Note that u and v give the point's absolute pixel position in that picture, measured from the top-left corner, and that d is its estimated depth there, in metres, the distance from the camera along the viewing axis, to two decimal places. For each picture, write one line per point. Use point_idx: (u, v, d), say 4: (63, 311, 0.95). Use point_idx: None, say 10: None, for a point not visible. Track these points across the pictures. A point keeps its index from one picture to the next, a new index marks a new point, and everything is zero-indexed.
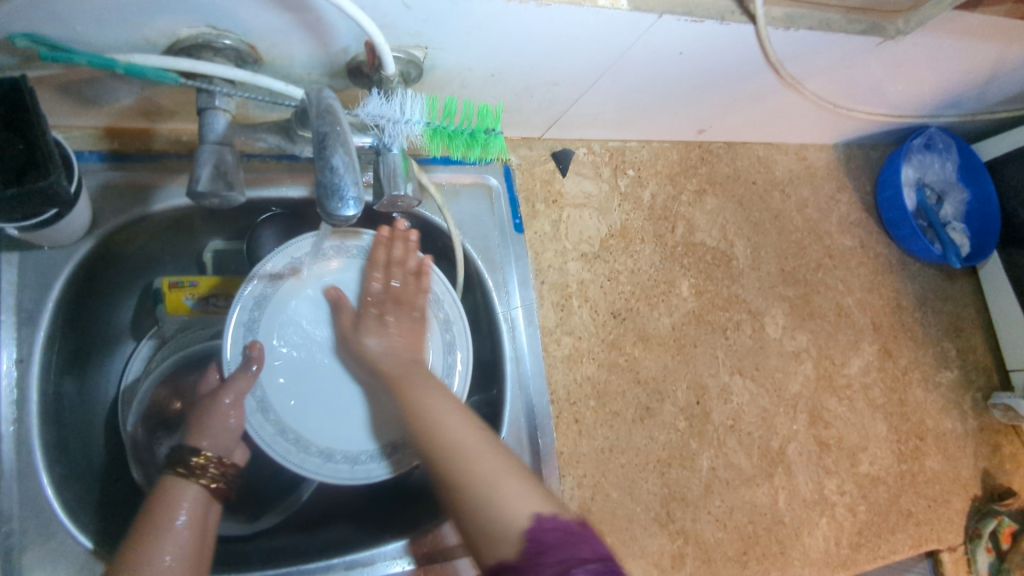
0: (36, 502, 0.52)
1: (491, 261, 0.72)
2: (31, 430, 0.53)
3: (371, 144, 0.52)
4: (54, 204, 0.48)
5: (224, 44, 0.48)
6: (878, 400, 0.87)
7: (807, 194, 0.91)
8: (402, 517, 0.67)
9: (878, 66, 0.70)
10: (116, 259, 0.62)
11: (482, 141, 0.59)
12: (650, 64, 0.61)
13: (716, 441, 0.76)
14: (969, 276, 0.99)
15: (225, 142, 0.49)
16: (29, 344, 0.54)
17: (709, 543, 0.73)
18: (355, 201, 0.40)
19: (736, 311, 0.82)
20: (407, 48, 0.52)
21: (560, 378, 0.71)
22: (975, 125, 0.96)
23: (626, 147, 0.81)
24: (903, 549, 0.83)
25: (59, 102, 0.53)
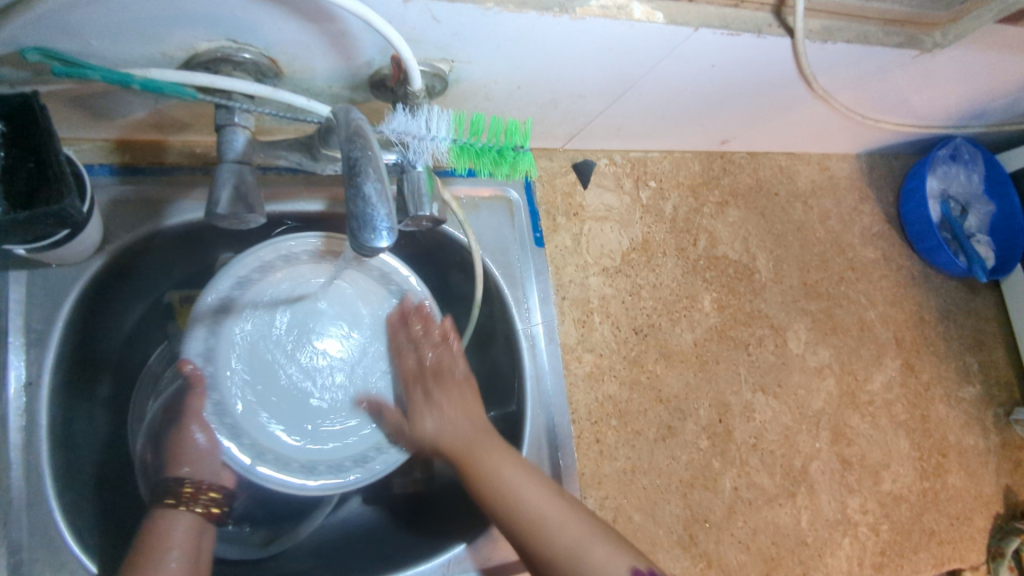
0: (46, 531, 0.50)
1: (511, 276, 0.70)
2: (41, 456, 0.51)
3: (395, 161, 0.51)
4: (66, 224, 0.46)
5: (244, 58, 0.46)
6: (900, 416, 0.86)
7: (829, 205, 0.90)
8: (421, 539, 0.65)
9: (912, 78, 0.68)
10: (127, 275, 0.60)
11: (511, 159, 0.56)
12: (681, 76, 0.59)
13: (739, 461, 0.75)
14: (991, 288, 0.97)
15: (245, 160, 0.47)
16: (39, 367, 0.52)
17: (732, 565, 0.71)
18: (388, 232, 0.37)
19: (759, 326, 0.80)
20: (434, 61, 0.50)
21: (581, 397, 0.70)
22: (1000, 135, 0.94)
23: (647, 158, 0.79)
24: (925, 568, 0.82)
25: (71, 115, 0.51)
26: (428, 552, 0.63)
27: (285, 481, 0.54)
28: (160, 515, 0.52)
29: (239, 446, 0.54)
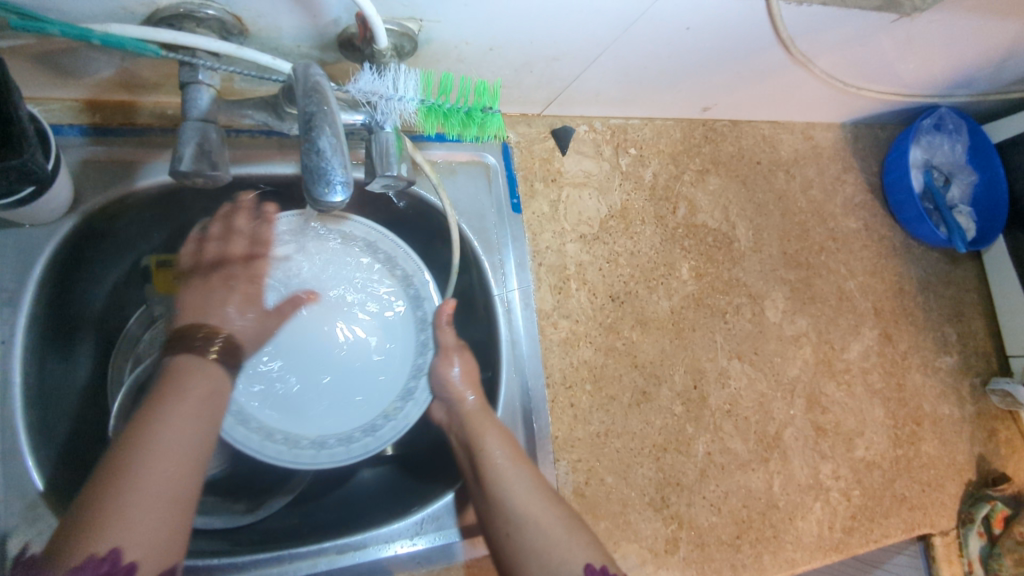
0: (21, 485, 0.51)
1: (488, 242, 0.70)
2: (15, 412, 0.52)
3: (362, 121, 0.50)
4: (31, 181, 0.46)
5: (207, 14, 0.45)
6: (876, 385, 0.87)
7: (812, 174, 0.89)
8: (396, 501, 0.66)
9: (892, 43, 0.68)
10: (102, 237, 0.60)
11: (479, 119, 0.57)
12: (655, 39, 0.59)
13: (713, 426, 0.76)
14: (973, 259, 0.97)
15: (210, 119, 0.47)
16: (11, 326, 0.52)
17: (702, 526, 0.72)
18: (343, 186, 0.38)
19: (736, 294, 0.81)
20: (401, 19, 0.49)
21: (556, 361, 0.70)
22: (986, 106, 0.94)
23: (628, 124, 0.79)
24: (896, 532, 0.83)
25: (35, 71, 0.50)
26: (401, 513, 0.64)
27: (300, 459, 0.56)
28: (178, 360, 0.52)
29: (247, 431, 0.55)
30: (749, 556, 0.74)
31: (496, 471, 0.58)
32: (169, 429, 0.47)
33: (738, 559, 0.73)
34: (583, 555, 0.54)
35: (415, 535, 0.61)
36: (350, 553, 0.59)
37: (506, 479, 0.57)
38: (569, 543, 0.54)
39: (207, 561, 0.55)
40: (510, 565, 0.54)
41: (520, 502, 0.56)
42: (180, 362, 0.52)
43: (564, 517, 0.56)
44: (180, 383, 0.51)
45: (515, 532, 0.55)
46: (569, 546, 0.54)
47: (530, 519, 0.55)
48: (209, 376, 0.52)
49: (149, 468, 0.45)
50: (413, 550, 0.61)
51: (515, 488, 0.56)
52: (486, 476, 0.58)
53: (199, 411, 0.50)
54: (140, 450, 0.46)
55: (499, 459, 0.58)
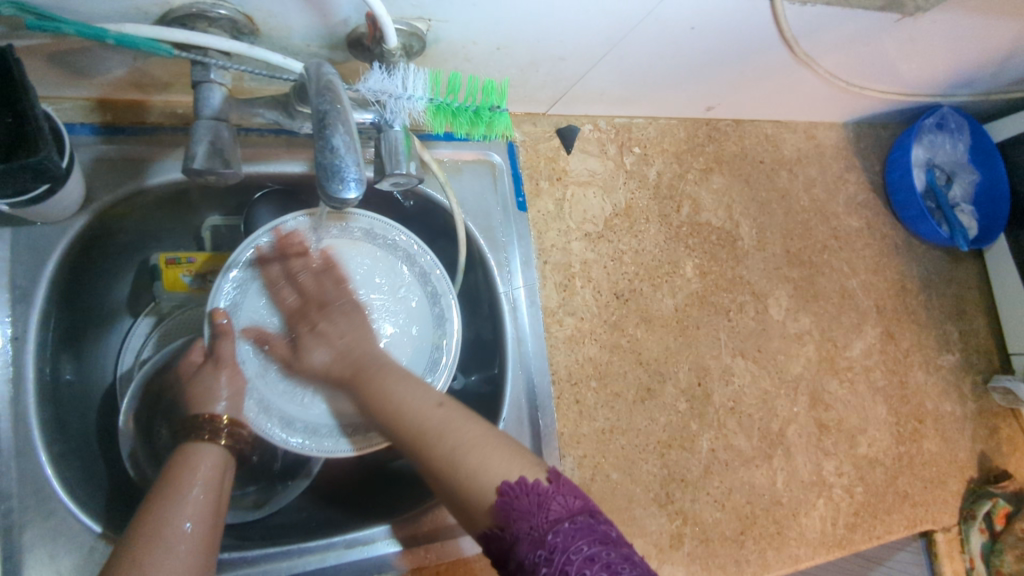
0: (34, 479, 0.52)
1: (494, 240, 0.71)
2: (29, 408, 0.52)
3: (372, 120, 0.51)
4: (46, 178, 0.47)
5: (219, 14, 0.45)
6: (879, 383, 0.87)
7: (815, 173, 0.90)
8: (404, 496, 0.67)
9: (894, 43, 0.68)
10: (112, 235, 0.61)
11: (487, 119, 0.58)
12: (660, 38, 0.59)
13: (717, 423, 0.76)
14: (974, 258, 0.98)
15: (221, 117, 0.48)
16: (24, 323, 0.53)
17: (707, 522, 0.73)
18: (356, 183, 0.39)
19: (740, 292, 0.81)
20: (410, 19, 0.50)
21: (561, 359, 0.71)
22: (988, 105, 0.94)
23: (632, 124, 0.80)
24: (898, 529, 0.83)
25: (48, 70, 0.50)
26: (409, 509, 0.64)
27: (326, 447, 0.55)
28: (188, 449, 0.53)
29: (272, 422, 0.55)
30: (752, 552, 0.74)
31: (392, 394, 0.53)
32: (176, 519, 0.46)
33: (742, 555, 0.74)
34: (503, 472, 0.47)
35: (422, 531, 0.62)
36: (359, 548, 0.59)
37: (400, 403, 0.52)
38: (484, 461, 0.47)
39: (218, 555, 0.56)
40: (466, 511, 0.48)
41: (402, 406, 0.52)
42: (189, 448, 0.53)
43: (456, 414, 0.52)
44: (184, 475, 0.50)
45: (434, 458, 0.49)
46: (483, 454, 0.48)
47: (414, 430, 0.51)
48: (211, 458, 0.53)
49: (162, 560, 0.44)
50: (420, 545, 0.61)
51: (407, 412, 0.52)
52: (387, 410, 0.53)
53: (207, 497, 0.50)
54: (147, 544, 0.44)
55: (378, 368, 0.56)
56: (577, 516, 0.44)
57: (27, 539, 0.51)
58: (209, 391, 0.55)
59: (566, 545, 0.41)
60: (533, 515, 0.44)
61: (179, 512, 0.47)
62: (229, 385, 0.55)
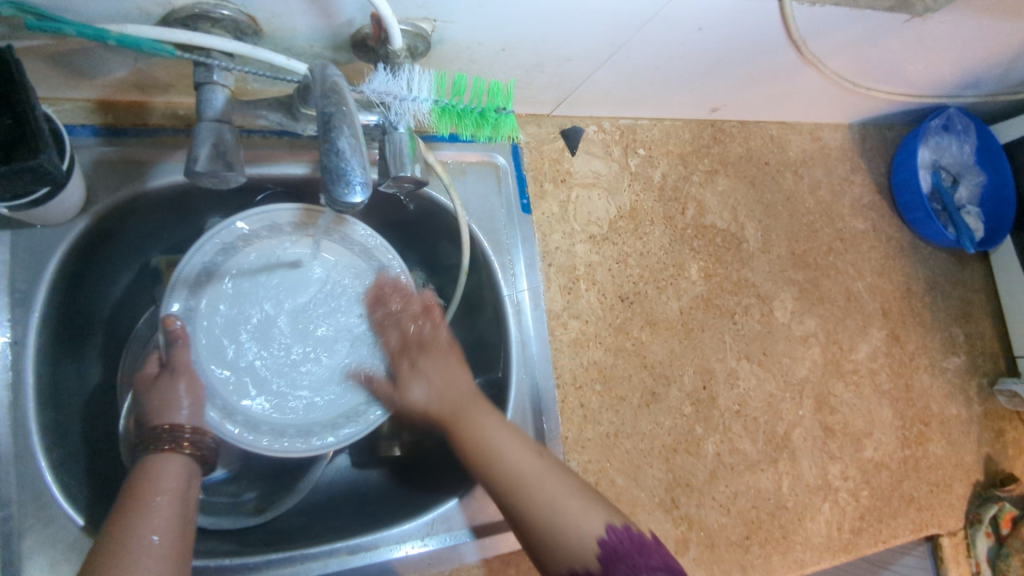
0: (34, 485, 0.51)
1: (498, 243, 0.70)
2: (28, 413, 0.52)
3: (377, 122, 0.50)
4: (46, 181, 0.46)
5: (222, 15, 0.45)
6: (884, 386, 0.87)
7: (820, 174, 0.89)
8: (407, 500, 0.67)
9: (902, 44, 0.68)
10: (112, 238, 0.60)
11: (492, 120, 0.57)
12: (668, 39, 0.59)
13: (722, 427, 0.76)
14: (980, 260, 0.97)
15: (224, 119, 0.47)
16: (23, 327, 0.52)
17: (712, 527, 0.72)
18: (362, 187, 0.38)
19: (745, 294, 0.81)
20: (415, 20, 0.49)
21: (566, 362, 0.70)
22: (994, 106, 0.93)
23: (637, 125, 0.79)
24: (904, 533, 0.83)
25: (48, 71, 0.50)
26: (412, 513, 0.64)
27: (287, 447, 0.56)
28: (150, 460, 0.50)
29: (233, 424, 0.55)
30: (758, 557, 0.74)
31: (489, 440, 0.57)
32: (141, 530, 0.44)
33: (748, 560, 0.73)
34: (600, 521, 0.54)
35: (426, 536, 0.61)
36: (361, 554, 0.59)
37: (507, 454, 0.56)
38: (583, 514, 0.53)
39: (219, 561, 0.55)
40: (540, 545, 0.53)
41: (507, 455, 0.56)
42: (149, 460, 0.50)
43: (551, 467, 0.56)
44: (146, 486, 0.47)
45: (529, 503, 0.54)
46: (582, 507, 0.54)
47: (523, 478, 0.55)
48: (175, 468, 0.50)
49: (130, 570, 0.41)
50: (423, 550, 0.61)
51: (506, 456, 0.56)
52: (483, 454, 0.57)
53: (177, 508, 0.47)
54: (113, 556, 0.42)
55: (481, 414, 0.59)
56: (673, 568, 0.53)
57: (27, 545, 0.50)
58: (169, 401, 0.52)
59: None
60: (637, 557, 0.52)
61: (148, 525, 0.44)
62: (189, 393, 0.53)
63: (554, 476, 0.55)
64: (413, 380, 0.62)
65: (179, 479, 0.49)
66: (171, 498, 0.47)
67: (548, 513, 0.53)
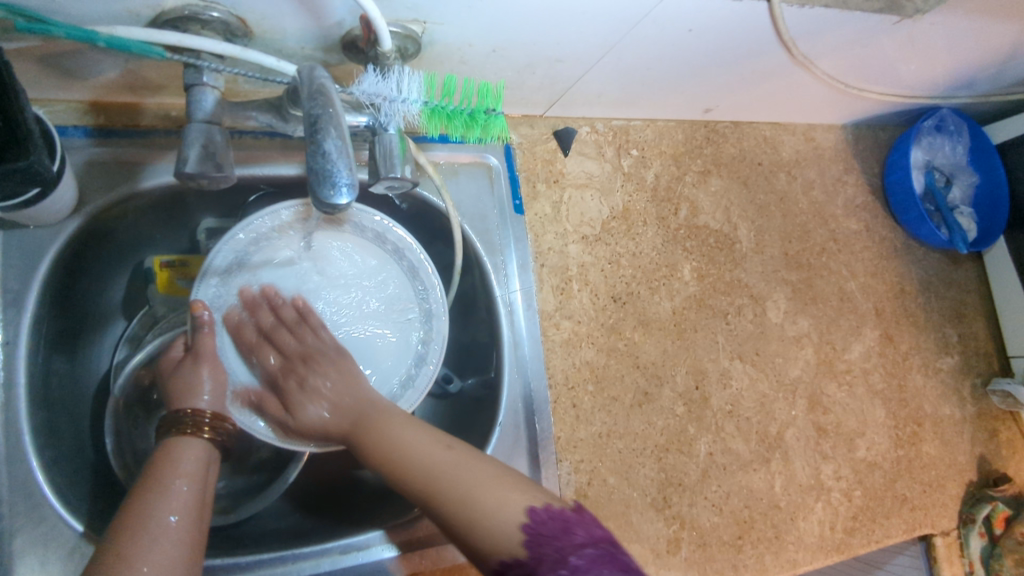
0: (25, 485, 0.51)
1: (490, 244, 0.70)
2: (20, 413, 0.52)
3: (366, 123, 0.51)
4: (36, 182, 0.46)
5: (212, 16, 0.45)
6: (877, 386, 0.87)
7: (813, 175, 0.90)
8: (398, 501, 0.67)
9: (892, 45, 0.68)
10: (105, 238, 0.61)
11: (482, 121, 0.57)
12: (658, 40, 0.59)
13: (715, 427, 0.76)
14: (973, 260, 0.98)
15: (214, 120, 0.47)
16: (15, 327, 0.53)
17: (705, 527, 0.72)
18: (349, 188, 0.38)
19: (738, 295, 0.81)
20: (405, 22, 0.50)
21: (558, 362, 0.71)
22: (987, 106, 0.94)
23: (630, 126, 0.79)
24: (897, 533, 0.83)
25: (39, 73, 0.50)
26: (405, 512, 0.64)
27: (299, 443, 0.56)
28: (170, 443, 0.50)
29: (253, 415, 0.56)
30: (750, 556, 0.74)
31: (394, 439, 0.50)
32: (160, 512, 0.44)
33: (740, 559, 0.73)
34: (522, 503, 0.45)
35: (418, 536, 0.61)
36: (353, 554, 0.59)
37: (412, 450, 0.49)
38: (501, 500, 0.45)
39: (211, 561, 0.55)
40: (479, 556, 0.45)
41: (410, 450, 0.49)
42: (170, 442, 0.50)
43: (470, 455, 0.49)
44: (166, 471, 0.47)
45: (457, 488, 0.46)
46: (499, 496, 0.45)
47: (440, 469, 0.48)
48: (195, 452, 0.50)
49: (143, 551, 0.41)
50: (415, 550, 0.61)
51: (411, 453, 0.49)
52: (389, 454, 0.50)
53: (195, 494, 0.47)
54: (131, 534, 0.42)
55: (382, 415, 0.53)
56: (601, 542, 0.44)
57: (18, 545, 0.51)
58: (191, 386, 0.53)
59: (589, 571, 0.41)
60: (560, 539, 0.43)
61: (165, 507, 0.44)
62: (211, 377, 0.54)
63: (481, 461, 0.49)
64: (308, 398, 0.55)
65: (199, 465, 0.49)
66: (189, 481, 0.48)
67: (467, 514, 0.45)
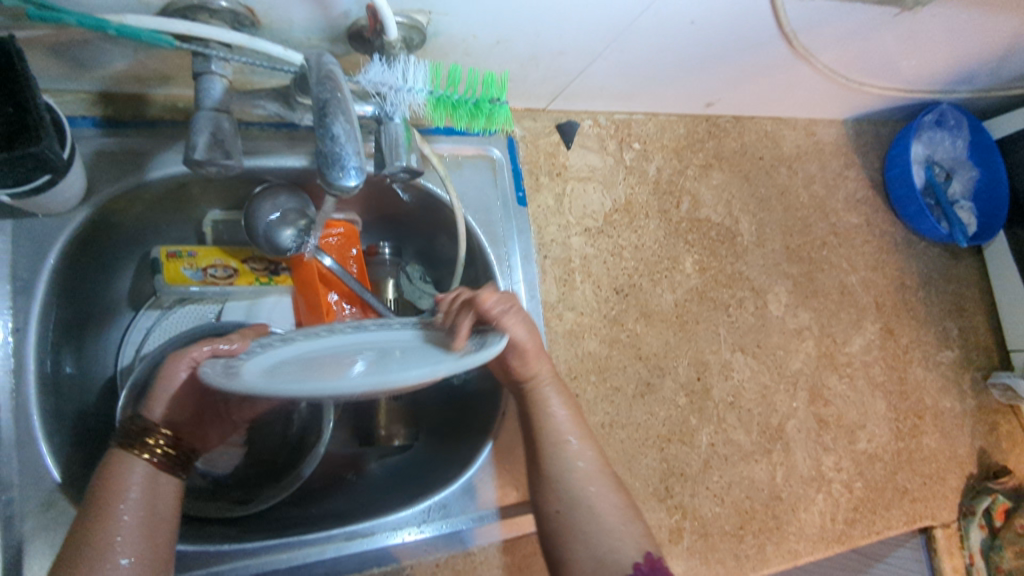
0: (34, 471, 0.52)
1: (494, 235, 0.71)
2: (28, 399, 0.52)
3: (372, 112, 0.51)
4: (46, 170, 0.47)
5: (221, 6, 0.46)
6: (878, 378, 0.87)
7: (814, 169, 0.90)
8: (403, 490, 0.67)
9: (893, 38, 0.69)
10: (112, 227, 0.61)
11: (487, 111, 0.57)
12: (661, 33, 0.60)
13: (716, 418, 0.76)
14: (973, 254, 0.98)
15: (222, 109, 0.48)
16: (25, 315, 0.53)
17: (707, 517, 0.73)
18: (357, 171, 0.39)
19: (739, 287, 0.81)
20: (411, 12, 0.50)
21: (561, 353, 0.71)
22: (987, 101, 0.94)
23: (632, 120, 0.80)
24: (898, 524, 0.83)
25: (48, 62, 0.51)
26: (410, 500, 0.65)
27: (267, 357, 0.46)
28: (115, 459, 0.48)
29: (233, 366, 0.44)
30: (752, 547, 0.74)
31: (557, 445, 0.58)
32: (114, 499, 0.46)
33: (742, 549, 0.74)
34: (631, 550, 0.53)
35: (422, 523, 0.62)
36: (358, 541, 0.59)
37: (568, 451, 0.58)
38: (613, 546, 0.53)
39: (218, 546, 0.55)
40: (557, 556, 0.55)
41: (581, 474, 0.56)
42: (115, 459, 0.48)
43: (606, 478, 0.57)
44: (118, 481, 0.47)
45: (560, 500, 0.56)
46: (619, 536, 0.54)
47: (569, 479, 0.56)
48: (145, 469, 0.48)
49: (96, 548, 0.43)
50: (419, 537, 0.61)
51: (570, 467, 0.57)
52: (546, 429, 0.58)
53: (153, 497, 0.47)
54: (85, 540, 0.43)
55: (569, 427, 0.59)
56: None
57: (28, 531, 0.51)
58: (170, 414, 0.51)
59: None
60: None
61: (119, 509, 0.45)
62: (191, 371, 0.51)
63: (610, 490, 0.56)
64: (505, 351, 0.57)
65: (154, 489, 0.48)
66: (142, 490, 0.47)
67: (557, 514, 0.55)
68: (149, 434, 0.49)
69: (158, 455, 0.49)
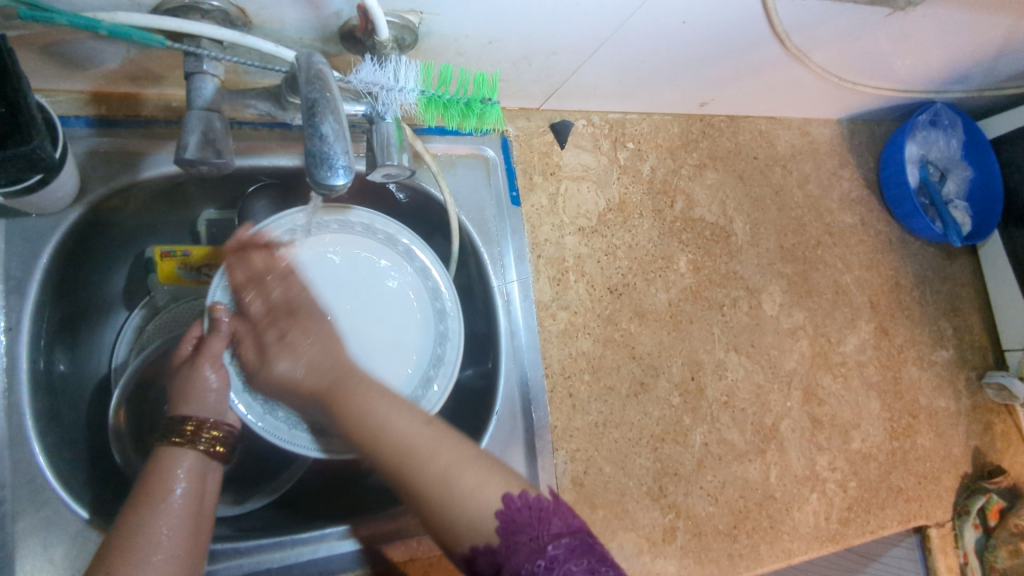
0: (26, 470, 0.52)
1: (487, 235, 0.71)
2: (21, 398, 0.52)
3: (364, 112, 0.51)
4: (38, 169, 0.47)
5: (212, 6, 0.46)
6: (873, 378, 0.88)
7: (809, 168, 0.90)
8: (397, 490, 0.68)
9: (886, 38, 0.69)
10: (106, 226, 0.61)
11: (479, 110, 0.57)
12: (653, 34, 0.60)
13: (710, 417, 0.77)
14: (968, 254, 0.98)
15: (213, 108, 0.48)
16: (18, 313, 0.53)
17: (700, 516, 0.73)
18: (345, 170, 0.39)
19: (733, 287, 0.81)
20: (402, 12, 0.50)
21: (554, 352, 0.71)
22: (982, 101, 0.95)
23: (626, 119, 0.80)
24: (892, 524, 0.83)
25: (41, 61, 0.51)
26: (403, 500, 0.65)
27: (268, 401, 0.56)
28: (165, 454, 0.50)
29: (275, 420, 0.56)
30: (746, 546, 0.74)
31: (374, 411, 0.50)
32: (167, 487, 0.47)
33: (736, 549, 0.74)
34: (498, 485, 0.47)
35: (416, 522, 0.62)
36: (352, 540, 0.59)
37: (382, 418, 0.50)
38: (479, 483, 0.47)
39: (213, 545, 0.56)
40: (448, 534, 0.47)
41: (398, 437, 0.49)
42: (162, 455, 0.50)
43: (454, 442, 0.49)
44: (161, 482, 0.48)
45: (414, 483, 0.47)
46: (474, 470, 0.48)
47: (405, 453, 0.48)
48: (193, 463, 0.50)
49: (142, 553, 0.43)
50: (414, 537, 0.61)
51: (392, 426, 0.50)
52: (371, 435, 0.50)
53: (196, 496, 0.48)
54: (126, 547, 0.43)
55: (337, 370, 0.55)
56: (579, 532, 0.46)
57: (19, 530, 0.51)
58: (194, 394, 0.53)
59: (567, 560, 0.43)
60: (535, 528, 0.45)
61: (162, 515, 0.45)
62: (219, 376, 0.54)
63: (458, 445, 0.49)
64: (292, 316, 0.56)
65: (203, 476, 0.50)
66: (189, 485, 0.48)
67: (417, 494, 0.47)
68: (192, 423, 0.51)
69: (206, 445, 0.51)
